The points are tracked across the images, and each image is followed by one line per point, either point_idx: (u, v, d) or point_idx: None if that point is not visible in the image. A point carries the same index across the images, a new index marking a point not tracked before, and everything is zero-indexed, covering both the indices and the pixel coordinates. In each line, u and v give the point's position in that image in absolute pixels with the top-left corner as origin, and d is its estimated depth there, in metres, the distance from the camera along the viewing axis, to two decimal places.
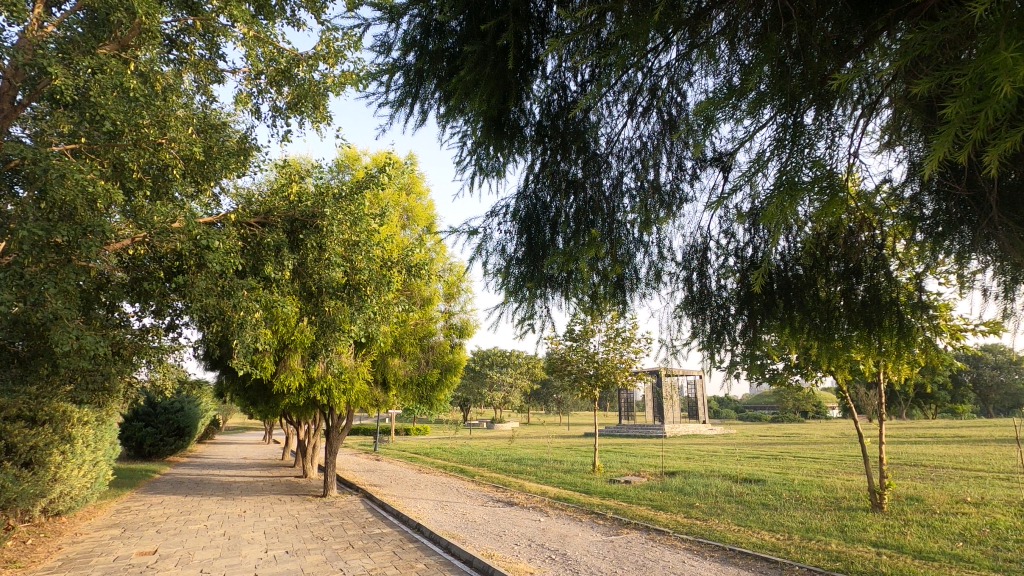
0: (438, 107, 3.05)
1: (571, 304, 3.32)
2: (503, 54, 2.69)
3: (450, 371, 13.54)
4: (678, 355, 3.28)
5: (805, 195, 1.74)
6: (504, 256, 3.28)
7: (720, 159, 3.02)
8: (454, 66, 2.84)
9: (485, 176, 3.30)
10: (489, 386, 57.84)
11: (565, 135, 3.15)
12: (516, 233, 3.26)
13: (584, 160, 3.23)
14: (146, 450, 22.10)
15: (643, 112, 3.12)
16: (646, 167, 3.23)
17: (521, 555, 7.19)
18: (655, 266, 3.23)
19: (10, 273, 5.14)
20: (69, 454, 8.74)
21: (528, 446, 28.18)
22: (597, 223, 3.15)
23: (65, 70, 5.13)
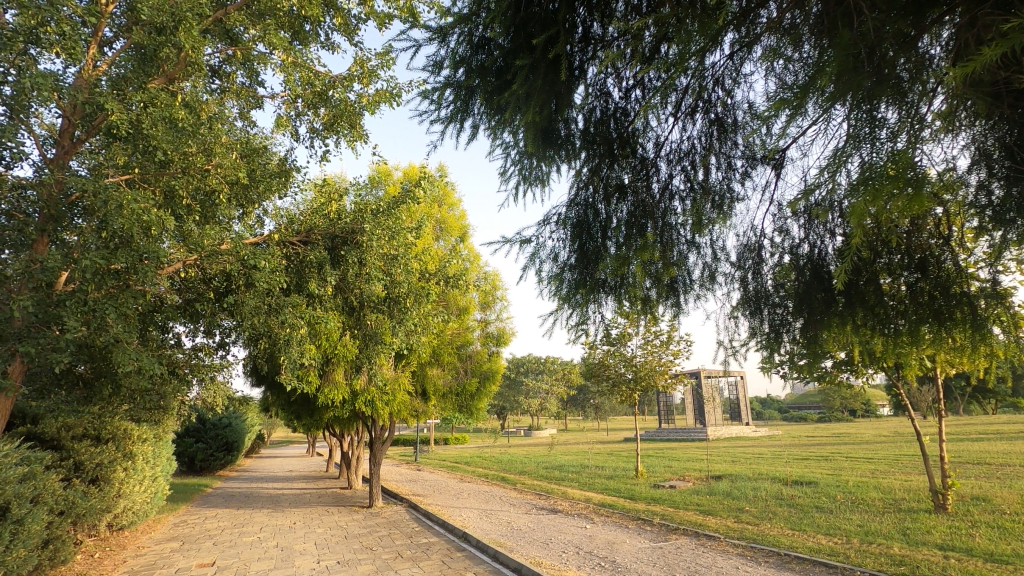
0: (488, 121, 3.13)
1: (622, 307, 3.37)
2: (553, 67, 2.77)
3: (488, 380, 13.72)
4: (737, 357, 3.31)
5: (898, 192, 1.71)
6: (557, 263, 3.33)
7: (772, 157, 3.05)
8: (503, 80, 2.91)
9: (533, 186, 3.37)
10: (525, 394, 57.77)
11: (612, 142, 3.21)
12: (568, 241, 3.31)
13: (632, 164, 3.27)
14: (197, 465, 22.89)
15: (690, 113, 3.15)
16: (696, 168, 3.26)
17: (570, 562, 7.15)
18: (709, 266, 3.23)
19: (75, 300, 5.44)
20: (130, 470, 9.16)
21: (568, 453, 27.93)
22: (649, 226, 3.21)
23: (119, 106, 5.40)
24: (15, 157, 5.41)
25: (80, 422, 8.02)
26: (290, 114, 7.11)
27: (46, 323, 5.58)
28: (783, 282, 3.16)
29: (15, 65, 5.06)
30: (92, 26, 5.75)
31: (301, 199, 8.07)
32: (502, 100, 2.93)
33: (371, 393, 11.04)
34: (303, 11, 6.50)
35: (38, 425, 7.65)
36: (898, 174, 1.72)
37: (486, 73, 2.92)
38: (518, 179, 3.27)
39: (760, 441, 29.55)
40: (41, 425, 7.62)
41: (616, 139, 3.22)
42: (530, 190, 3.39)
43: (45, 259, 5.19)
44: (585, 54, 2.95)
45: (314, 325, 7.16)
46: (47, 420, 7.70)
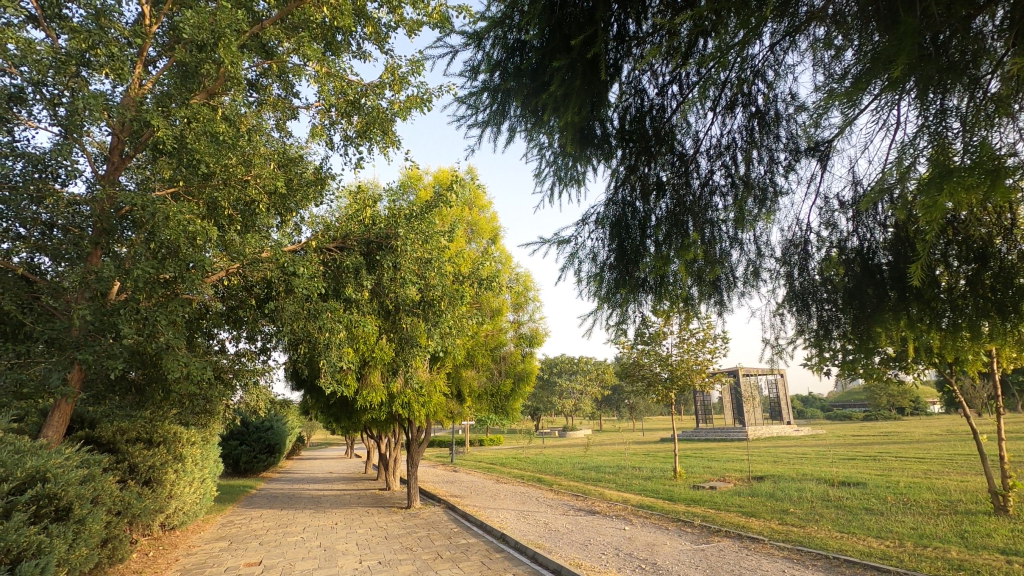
0: (525, 123, 3.14)
1: (664, 305, 3.39)
2: (592, 65, 2.77)
3: (522, 381, 13.76)
4: (783, 354, 3.45)
5: (974, 184, 1.64)
6: (597, 263, 3.34)
7: (817, 149, 3.01)
8: (539, 81, 2.91)
9: (570, 186, 3.38)
10: (558, 394, 57.54)
11: (649, 139, 3.20)
12: (607, 240, 3.31)
13: (671, 161, 3.24)
14: (242, 466, 23.61)
15: (729, 108, 3.11)
16: (738, 163, 3.21)
17: (610, 564, 7.09)
18: (753, 263, 3.24)
19: (129, 309, 5.69)
20: (180, 471, 9.51)
21: (604, 454, 27.68)
22: (691, 224, 3.19)
23: (164, 122, 5.62)
24: (70, 175, 5.69)
25: (133, 426, 8.37)
26: (324, 123, 7.26)
27: (101, 332, 5.85)
28: (831, 276, 3.20)
29: (69, 87, 5.32)
30: (138, 47, 5.99)
31: (336, 206, 8.23)
32: (539, 103, 2.94)
33: (408, 395, 11.18)
34: (335, 22, 6.64)
35: (95, 429, 8.02)
36: (974, 163, 1.66)
37: (522, 74, 2.92)
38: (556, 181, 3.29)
39: (803, 441, 28.73)
40: (98, 429, 7.98)
41: (654, 136, 3.19)
42: (566, 191, 3.40)
43: (99, 270, 5.44)
44: (619, 53, 2.93)
45: (352, 329, 7.30)
46: (103, 424, 8.05)
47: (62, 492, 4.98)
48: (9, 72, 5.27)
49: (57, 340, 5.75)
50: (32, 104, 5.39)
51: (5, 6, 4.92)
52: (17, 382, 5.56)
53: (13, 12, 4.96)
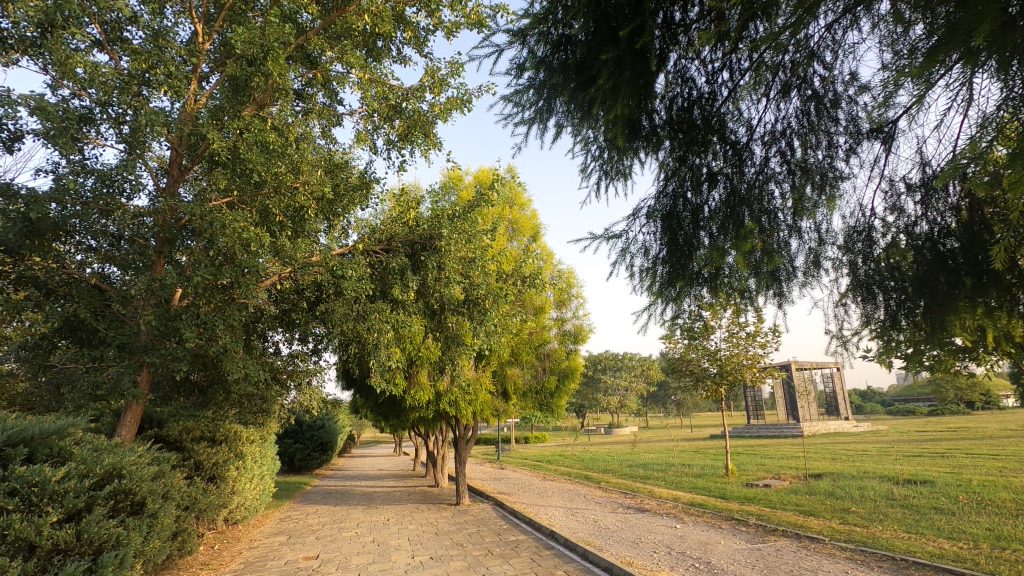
0: (570, 119, 3.24)
1: (718, 295, 3.49)
2: (639, 56, 2.76)
3: (567, 378, 13.72)
4: (847, 345, 3.40)
5: None
6: (649, 257, 3.50)
7: (881, 131, 2.93)
8: (585, 76, 2.98)
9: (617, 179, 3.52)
10: (603, 391, 56.99)
11: (699, 129, 3.18)
12: (659, 233, 3.44)
13: (723, 150, 3.25)
14: (297, 464, 24.46)
15: (783, 93, 3.06)
16: (793, 148, 3.18)
17: (663, 563, 6.97)
18: (814, 252, 3.19)
19: (191, 314, 5.99)
20: (240, 468, 9.95)
21: (651, 451, 27.25)
22: (745, 213, 3.23)
23: (218, 134, 5.88)
24: (135, 189, 6.01)
25: (197, 425, 8.79)
26: (367, 128, 7.43)
27: (166, 336, 6.17)
28: (898, 264, 3.10)
29: (131, 106, 5.62)
30: (192, 64, 6.28)
31: (380, 209, 8.39)
32: (587, 97, 3.01)
33: (455, 393, 11.32)
34: (376, 29, 6.78)
35: (163, 428, 8.48)
36: None
37: (568, 69, 3.00)
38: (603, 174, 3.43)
39: (861, 438, 27.49)
40: (166, 429, 8.43)
41: (702, 125, 3.20)
42: (613, 184, 3.53)
43: (163, 277, 5.74)
44: (667, 41, 2.90)
45: (399, 329, 7.46)
46: (170, 424, 8.49)
47: (137, 488, 5.27)
48: (77, 94, 5.61)
49: (127, 345, 6.10)
50: (99, 123, 5.73)
51: (73, 32, 5.25)
52: (92, 385, 5.91)
53: (80, 37, 5.28)
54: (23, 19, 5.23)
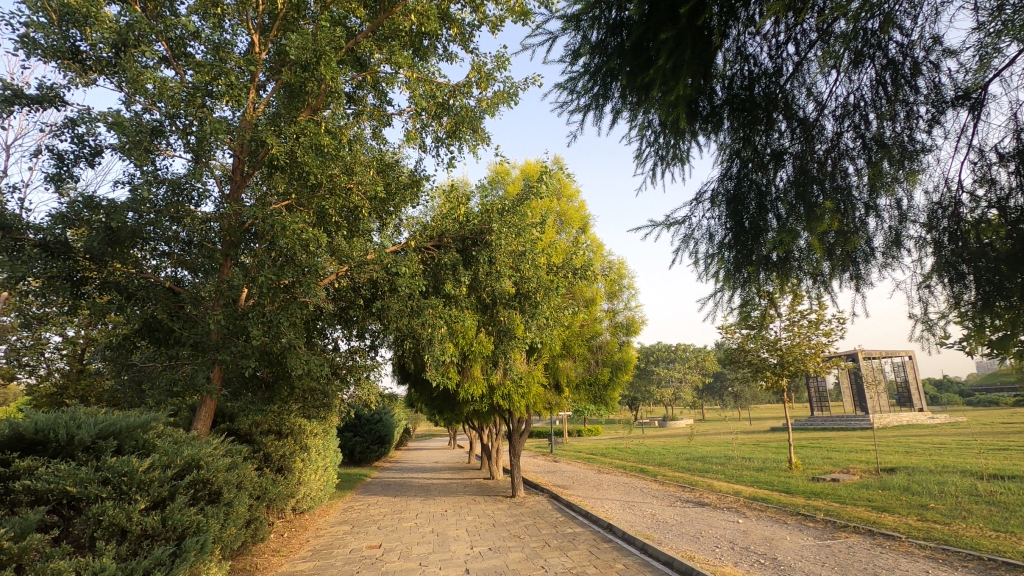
0: (627, 104, 3.50)
1: (790, 280, 3.60)
2: (700, 36, 2.96)
3: (620, 370, 13.57)
4: (935, 331, 3.25)
5: None
6: (714, 242, 3.77)
7: (967, 97, 2.91)
8: (642, 59, 3.17)
9: (675, 163, 3.80)
10: (656, 383, 55.93)
11: (762, 107, 3.36)
12: (724, 217, 3.68)
13: (791, 127, 3.37)
14: (357, 456, 25.30)
15: (855, 66, 3.09)
16: (868, 121, 3.22)
17: (726, 558, 6.79)
18: (894, 231, 3.17)
19: (257, 313, 6.28)
20: (305, 460, 10.39)
21: (709, 445, 26.56)
22: (817, 191, 3.26)
23: (276, 140, 6.12)
24: (202, 195, 6.35)
25: (265, 419, 9.24)
26: (416, 127, 7.55)
27: (235, 334, 6.49)
28: (992, 241, 2.96)
29: (197, 117, 5.93)
30: (250, 74, 6.56)
31: (430, 206, 8.51)
32: (645, 79, 3.21)
33: (508, 386, 11.41)
34: (422, 28, 6.88)
35: (235, 422, 8.97)
36: None
37: (624, 53, 3.19)
38: (662, 160, 3.80)
39: (938, 430, 25.83)
40: (237, 423, 8.92)
41: (765, 102, 3.36)
42: (673, 170, 3.82)
43: (231, 279, 6.04)
44: (730, 21, 3.08)
45: (452, 324, 7.58)
46: (240, 418, 8.96)
47: (213, 477, 5.57)
48: (149, 108, 5.97)
49: (200, 343, 6.47)
50: (169, 135, 6.08)
51: (143, 50, 5.58)
52: (170, 381, 6.29)
53: (149, 54, 5.61)
54: (100, 41, 5.61)
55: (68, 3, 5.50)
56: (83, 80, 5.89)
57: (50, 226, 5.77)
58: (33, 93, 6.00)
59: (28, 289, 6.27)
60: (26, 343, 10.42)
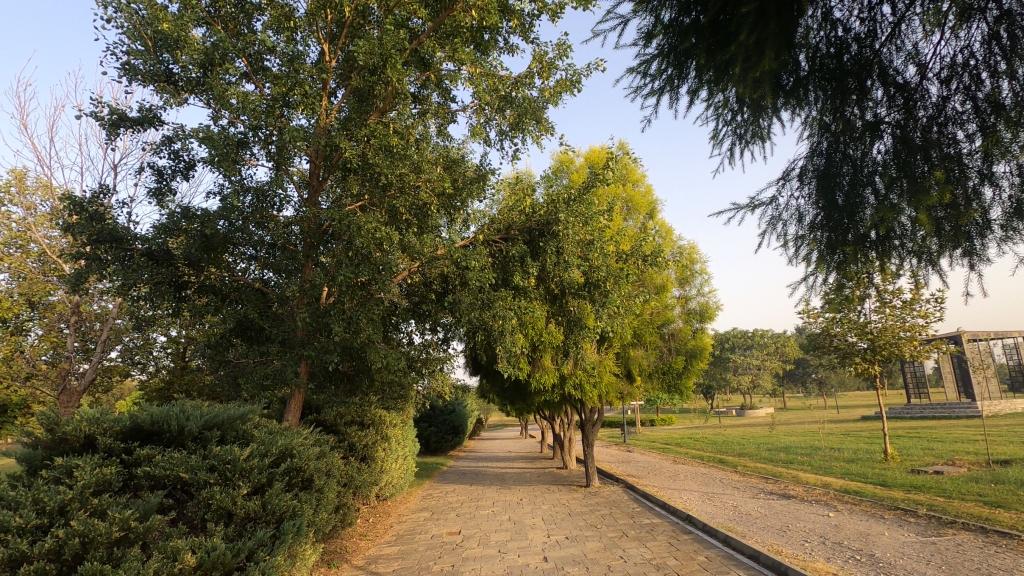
0: (701, 82, 3.54)
1: (891, 261, 3.41)
2: (780, 4, 2.94)
3: (695, 357, 13.22)
4: None
5: None
6: (803, 224, 3.67)
7: None
8: (721, 36, 3.21)
9: (757, 142, 3.79)
10: (733, 370, 53.82)
11: (853, 74, 3.28)
12: (815, 197, 3.57)
13: (887, 94, 3.27)
14: (433, 445, 26.12)
15: (959, 22, 2.91)
16: (980, 81, 3.05)
17: (817, 553, 6.46)
18: (1013, 201, 2.91)
19: (337, 311, 6.61)
20: (386, 449, 10.85)
21: (793, 434, 25.27)
22: (918, 161, 3.11)
23: (349, 144, 6.38)
24: (284, 201, 6.73)
25: (349, 410, 9.72)
26: (480, 122, 7.63)
27: (318, 331, 6.83)
28: None
29: (276, 127, 6.30)
30: (322, 82, 6.86)
31: (495, 199, 8.59)
32: (725, 55, 3.25)
33: (580, 376, 11.35)
34: (482, 23, 6.93)
35: (321, 413, 9.50)
36: None
37: (700, 30, 3.23)
38: (744, 139, 3.78)
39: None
40: (324, 414, 9.45)
41: (857, 70, 3.28)
42: (755, 149, 3.79)
43: (312, 278, 6.38)
44: None
45: (522, 315, 7.66)
46: (326, 410, 9.48)
47: (306, 465, 5.92)
48: (233, 122, 6.39)
49: (287, 340, 6.90)
50: (252, 146, 6.49)
51: (227, 67, 5.98)
52: (263, 376, 6.77)
53: (232, 71, 6.00)
54: (189, 63, 6.06)
55: (161, 29, 5.97)
56: (176, 100, 6.40)
57: (154, 236, 6.34)
58: (135, 116, 6.59)
59: (139, 294, 6.93)
60: (138, 342, 11.52)
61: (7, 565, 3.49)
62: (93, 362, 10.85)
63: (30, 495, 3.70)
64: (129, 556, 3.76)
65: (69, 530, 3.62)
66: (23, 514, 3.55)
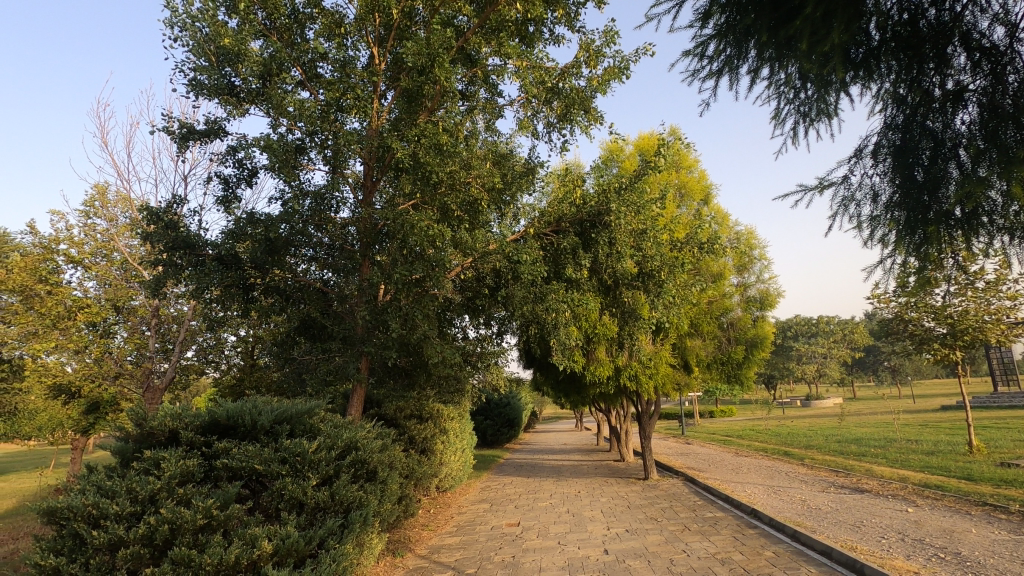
0: (762, 60, 3.43)
1: (981, 239, 3.23)
2: None
3: (756, 347, 12.78)
4: None
5: None
6: (878, 204, 3.53)
7: None
8: (782, 11, 3.10)
9: (823, 119, 3.66)
10: (797, 359, 51.59)
11: (931, 41, 3.10)
12: (891, 174, 3.42)
13: (969, 60, 3.09)
14: (489, 438, 26.46)
15: None
16: None
17: (895, 550, 6.12)
18: None
19: (394, 307, 6.76)
20: (444, 442, 11.07)
21: (865, 425, 24.00)
22: (1009, 131, 2.91)
23: (400, 144, 6.49)
24: (341, 203, 6.96)
25: (408, 404, 9.96)
26: (527, 115, 7.61)
27: (376, 328, 7.01)
28: None
29: (331, 131, 6.52)
30: (373, 85, 7.02)
31: (545, 191, 8.56)
32: (788, 31, 3.14)
33: (635, 367, 11.20)
34: (527, 15, 6.89)
35: (382, 407, 9.80)
36: None
37: (760, 6, 3.13)
38: (810, 116, 3.65)
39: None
40: (384, 408, 9.75)
41: (934, 36, 3.09)
42: (822, 126, 3.66)
43: (370, 277, 6.57)
44: None
45: (576, 308, 7.63)
46: (386, 404, 9.76)
47: (370, 458, 6.07)
48: (291, 129, 6.64)
49: (348, 337, 7.14)
50: (309, 151, 6.73)
51: (284, 77, 6.23)
52: (327, 372, 7.06)
53: (288, 80, 6.24)
54: (250, 74, 6.34)
55: (222, 45, 6.27)
56: (239, 111, 6.72)
57: (223, 242, 6.69)
58: (202, 128, 6.96)
59: (211, 297, 7.34)
60: (211, 342, 12.21)
61: (108, 548, 3.84)
62: (172, 362, 11.59)
63: (125, 485, 4.04)
64: (212, 542, 4.02)
65: (159, 517, 3.92)
66: (119, 502, 3.91)
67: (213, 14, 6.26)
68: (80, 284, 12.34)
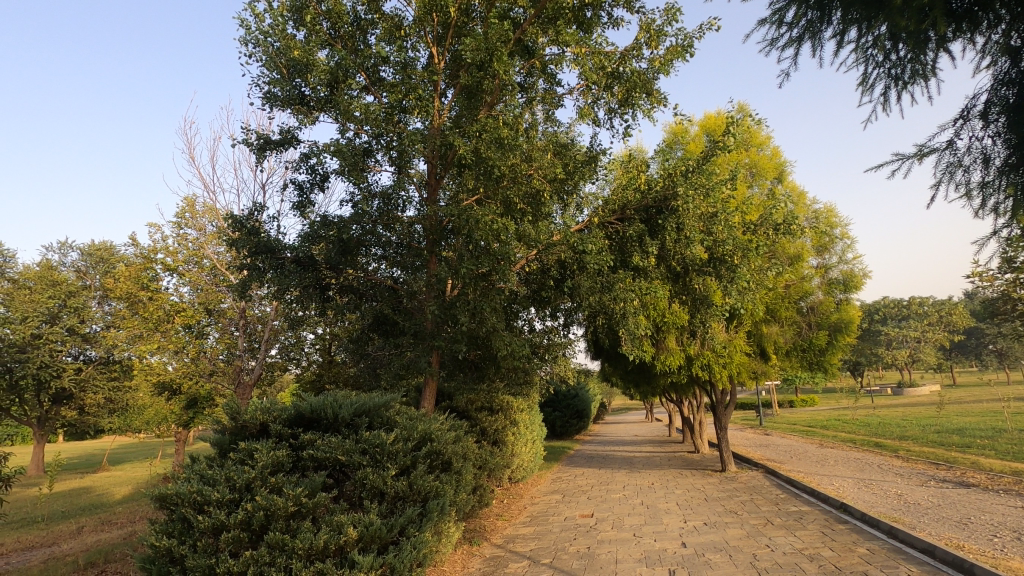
0: (848, 23, 3.22)
1: None
2: None
3: (840, 332, 12.02)
4: None
5: None
6: (990, 166, 3.25)
7: None
8: None
9: (919, 80, 3.39)
10: (887, 345, 48.05)
11: None
12: (1004, 134, 3.13)
13: None
14: (559, 430, 26.46)
15: None
16: None
17: (1010, 550, 5.59)
18: None
19: (462, 302, 6.84)
20: (515, 434, 11.17)
21: (968, 415, 22.03)
22: None
23: (461, 140, 6.53)
24: (407, 202, 7.13)
25: (478, 397, 10.12)
26: (588, 102, 7.50)
27: (445, 322, 7.16)
28: None
29: (395, 133, 6.72)
30: (433, 84, 7.14)
31: (608, 179, 8.41)
32: None
33: (708, 357, 10.82)
34: (584, 0, 6.79)
35: (453, 399, 10.02)
36: None
37: None
38: (906, 78, 3.39)
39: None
40: (455, 400, 9.97)
41: None
42: (919, 89, 3.39)
43: (437, 272, 6.69)
44: None
45: (644, 296, 7.48)
46: (457, 396, 9.97)
47: (445, 448, 6.18)
48: (358, 133, 6.89)
49: (418, 332, 7.33)
50: (375, 153, 6.96)
51: (349, 83, 6.47)
52: (400, 366, 7.30)
53: (354, 85, 6.47)
54: (319, 83, 6.63)
55: (292, 56, 6.57)
56: (309, 119, 7.03)
57: (300, 244, 7.04)
58: (277, 138, 7.35)
59: (292, 297, 7.76)
60: (292, 340, 12.91)
61: (212, 531, 4.17)
62: (259, 359, 12.36)
63: (224, 474, 4.37)
64: (303, 527, 4.26)
65: (256, 504, 4.20)
66: (220, 489, 4.22)
67: (283, 28, 6.57)
68: (176, 290, 13.39)
